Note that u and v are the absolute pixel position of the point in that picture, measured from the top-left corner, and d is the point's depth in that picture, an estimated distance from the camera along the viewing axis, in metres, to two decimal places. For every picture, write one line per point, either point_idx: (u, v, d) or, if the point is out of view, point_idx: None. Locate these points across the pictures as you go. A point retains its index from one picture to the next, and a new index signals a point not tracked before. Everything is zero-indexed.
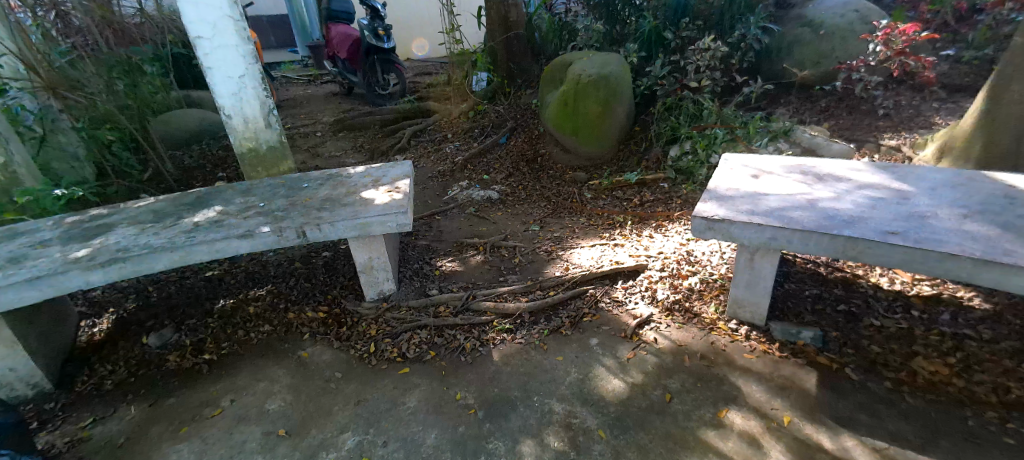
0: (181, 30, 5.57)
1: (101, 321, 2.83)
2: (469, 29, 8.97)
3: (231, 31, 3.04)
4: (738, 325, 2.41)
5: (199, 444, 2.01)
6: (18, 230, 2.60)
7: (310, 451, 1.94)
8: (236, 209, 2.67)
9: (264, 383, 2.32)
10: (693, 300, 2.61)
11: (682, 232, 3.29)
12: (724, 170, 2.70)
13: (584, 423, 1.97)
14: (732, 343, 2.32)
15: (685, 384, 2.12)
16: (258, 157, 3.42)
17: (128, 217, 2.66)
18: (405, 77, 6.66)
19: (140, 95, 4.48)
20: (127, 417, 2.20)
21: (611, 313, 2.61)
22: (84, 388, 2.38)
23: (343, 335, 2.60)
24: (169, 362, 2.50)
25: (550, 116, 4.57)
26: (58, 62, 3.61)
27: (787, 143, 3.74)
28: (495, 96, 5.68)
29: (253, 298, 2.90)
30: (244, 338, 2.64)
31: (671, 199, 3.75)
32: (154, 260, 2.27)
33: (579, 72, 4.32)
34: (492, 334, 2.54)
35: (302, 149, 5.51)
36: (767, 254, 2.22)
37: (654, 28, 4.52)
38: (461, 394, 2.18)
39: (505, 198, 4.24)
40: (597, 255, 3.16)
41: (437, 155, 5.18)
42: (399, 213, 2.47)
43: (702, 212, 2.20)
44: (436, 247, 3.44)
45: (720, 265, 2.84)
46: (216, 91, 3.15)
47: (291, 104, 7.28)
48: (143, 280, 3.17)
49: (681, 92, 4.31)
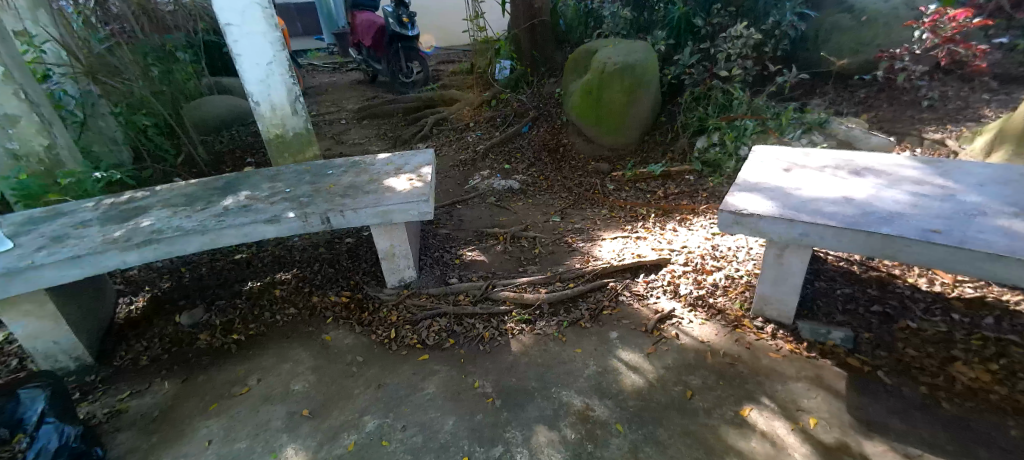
0: (213, 18, 5.69)
1: (138, 298, 2.94)
2: (493, 17, 8.89)
3: (260, 19, 3.07)
4: (764, 322, 2.35)
5: (227, 421, 2.08)
6: (61, 210, 2.71)
7: (333, 432, 1.98)
8: (264, 194, 2.72)
9: (288, 365, 2.38)
10: (717, 297, 2.56)
11: (707, 226, 3.22)
12: (753, 162, 2.62)
13: (602, 417, 1.95)
14: (758, 341, 2.26)
15: (707, 381, 2.07)
16: (285, 143, 3.48)
17: (162, 200, 2.74)
18: (428, 66, 6.64)
19: (175, 81, 4.62)
20: (161, 391, 2.29)
21: (631, 307, 2.58)
22: (122, 362, 2.49)
23: (365, 320, 2.63)
24: (200, 341, 2.59)
25: (574, 105, 4.51)
26: (97, 48, 3.73)
27: (821, 135, 3.61)
28: (519, 85, 5.60)
29: (279, 281, 2.97)
30: (270, 320, 2.71)
31: (697, 192, 3.66)
32: (185, 243, 2.34)
33: (603, 60, 4.23)
34: (511, 324, 2.53)
35: (327, 136, 5.58)
36: (798, 250, 2.14)
37: (683, 15, 4.34)
38: (479, 382, 2.19)
39: (526, 188, 4.20)
40: (619, 248, 3.12)
41: (459, 144, 5.18)
42: (421, 201, 2.49)
43: (730, 205, 2.13)
44: (457, 235, 3.45)
45: (746, 261, 2.77)
46: (244, 78, 3.20)
47: (317, 91, 7.39)
48: (176, 261, 3.28)
49: (710, 82, 4.15)
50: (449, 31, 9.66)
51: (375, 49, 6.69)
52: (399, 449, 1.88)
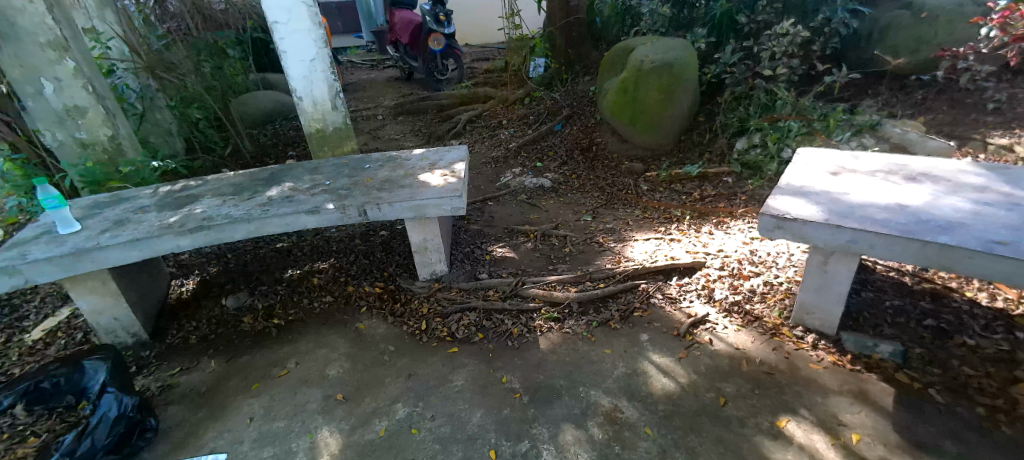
0: (261, 16, 5.90)
1: (188, 281, 3.11)
2: (529, 15, 8.89)
3: (304, 17, 3.16)
4: (804, 332, 2.26)
5: (267, 401, 2.17)
6: (122, 196, 2.89)
7: (365, 417, 2.04)
8: (305, 186, 2.81)
9: (324, 350, 2.46)
10: (754, 303, 2.48)
11: (745, 230, 3.12)
12: (798, 165, 2.52)
13: (630, 419, 1.93)
14: (797, 351, 2.18)
15: (742, 389, 2.02)
16: (325, 137, 3.58)
17: (212, 189, 2.88)
18: (462, 63, 6.69)
19: (225, 78, 4.87)
20: (207, 369, 2.41)
21: (663, 310, 2.54)
22: (172, 340, 2.63)
23: (397, 311, 2.69)
24: (243, 323, 2.71)
25: (608, 104, 4.44)
26: (156, 45, 3.96)
27: (873, 138, 3.44)
28: (552, 83, 5.61)
29: (316, 270, 3.07)
30: (307, 306, 2.80)
31: (735, 195, 3.55)
32: (232, 230, 2.45)
33: (641, 59, 4.16)
34: (539, 321, 2.53)
35: (364, 131, 5.71)
36: (845, 258, 2.04)
37: (726, 12, 4.21)
38: (507, 377, 2.20)
39: (558, 186, 4.18)
40: (651, 250, 3.07)
41: (491, 141, 5.20)
42: (454, 197, 2.52)
43: (772, 209, 2.06)
44: (488, 231, 3.47)
45: (787, 267, 2.67)
46: (289, 74, 3.32)
47: (355, 87, 7.57)
48: (222, 247, 3.44)
49: (753, 81, 4.01)
50: (485, 29, 9.71)
51: (412, 47, 6.80)
52: (428, 438, 1.92)
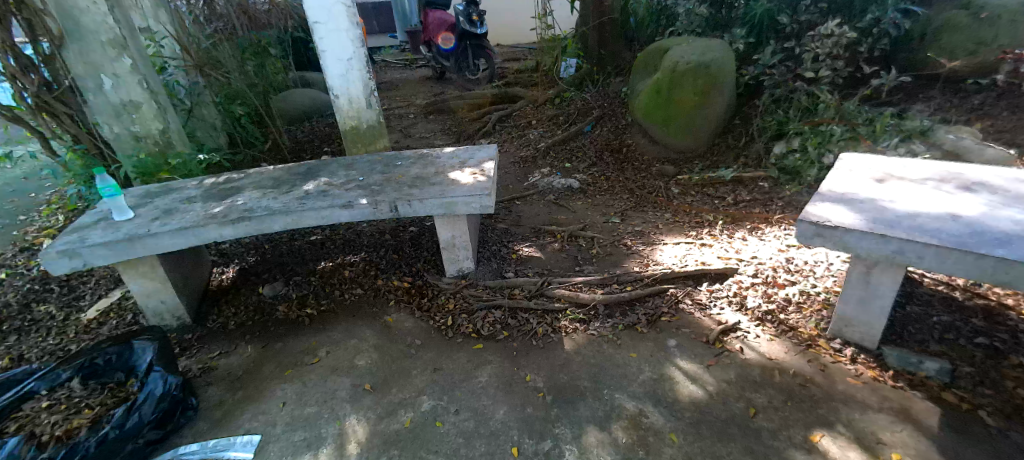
0: (301, 16, 6.12)
1: (228, 269, 3.26)
2: (562, 15, 8.88)
3: (343, 17, 3.26)
4: (843, 345, 2.18)
5: (300, 387, 2.27)
6: (170, 187, 3.06)
7: (392, 408, 2.10)
8: (340, 181, 2.91)
9: (354, 341, 2.54)
10: (789, 313, 2.41)
11: (781, 236, 3.04)
12: (839, 171, 2.43)
13: (655, 424, 1.92)
14: (834, 364, 2.11)
15: (774, 401, 1.97)
16: (359, 134, 3.69)
17: (253, 182, 3.01)
18: (494, 64, 6.81)
19: (266, 76, 5.06)
20: (245, 354, 2.53)
21: (692, 316, 2.50)
22: (214, 325, 2.78)
23: (423, 306, 2.75)
24: (279, 311, 2.83)
25: (640, 105, 4.39)
26: (204, 44, 4.17)
27: (923, 144, 3.28)
28: (583, 84, 5.56)
29: (348, 263, 3.17)
30: (339, 298, 2.90)
31: (771, 201, 3.45)
32: (271, 222, 2.56)
33: (676, 59, 4.09)
34: (564, 322, 2.54)
35: (395, 129, 5.82)
36: (889, 269, 1.95)
37: (766, 12, 4.09)
38: (531, 376, 2.21)
39: (586, 187, 4.16)
40: (681, 254, 3.03)
41: (521, 141, 5.21)
42: (483, 195, 2.56)
43: (811, 215, 2.00)
44: (515, 230, 3.49)
45: (825, 277, 2.58)
46: (328, 73, 3.43)
47: (388, 86, 7.73)
48: (261, 238, 3.59)
49: (793, 83, 3.88)
50: (518, 29, 9.74)
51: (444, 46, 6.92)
52: (452, 431, 1.96)
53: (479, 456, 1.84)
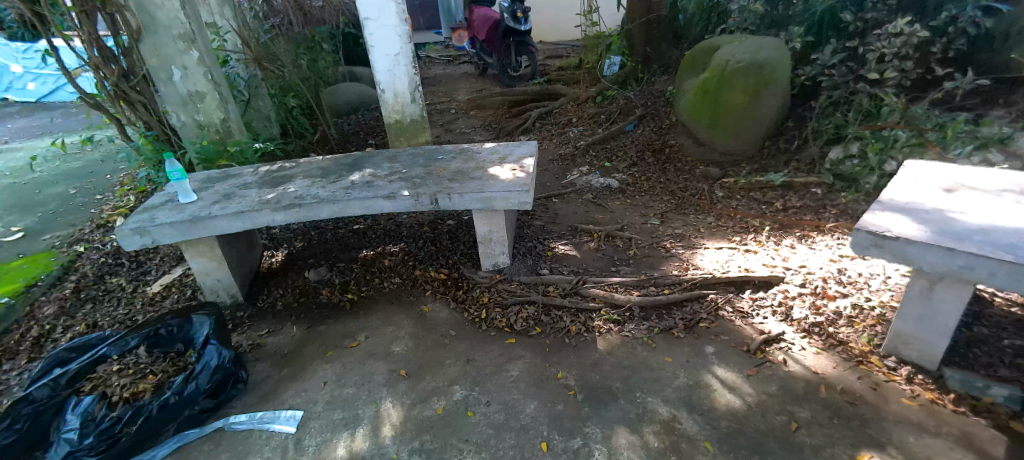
0: (352, 12, 6.31)
1: (278, 253, 3.44)
2: (607, 11, 8.75)
3: (393, 14, 3.35)
4: (898, 363, 2.06)
5: (340, 368, 2.38)
6: (229, 173, 3.25)
7: (427, 395, 2.17)
8: (384, 173, 3.00)
9: (392, 328, 2.63)
10: (839, 327, 2.30)
11: (833, 246, 2.89)
12: (903, 179, 2.28)
13: (688, 431, 1.89)
14: (888, 383, 2.00)
15: (818, 416, 1.89)
16: (402, 128, 3.78)
17: (303, 171, 3.16)
18: (536, 60, 6.76)
19: (318, 70, 5.28)
20: (291, 334, 2.68)
21: (733, 323, 2.43)
22: (264, 304, 2.95)
23: (459, 298, 2.81)
24: (322, 295, 2.96)
25: (686, 105, 4.27)
26: (263, 39, 4.40)
27: (1001, 153, 3.02)
28: (626, 82, 5.48)
29: (388, 252, 3.27)
30: (379, 285, 3.01)
31: (824, 208, 3.28)
32: (318, 209, 2.68)
33: (727, 58, 3.95)
34: (598, 322, 2.53)
35: (437, 124, 5.92)
36: (954, 285, 1.82)
37: (829, 9, 3.87)
38: (562, 373, 2.23)
39: (625, 187, 4.10)
40: (723, 259, 2.94)
41: (560, 138, 5.18)
42: (521, 191, 2.58)
43: (869, 225, 1.89)
44: (551, 228, 3.49)
45: (880, 291, 2.44)
46: (375, 67, 3.53)
47: (431, 82, 7.86)
48: (308, 225, 3.76)
49: (854, 84, 3.66)
50: (561, 26, 9.65)
51: (487, 44, 6.95)
52: (483, 421, 2.00)
53: (509, 448, 1.88)
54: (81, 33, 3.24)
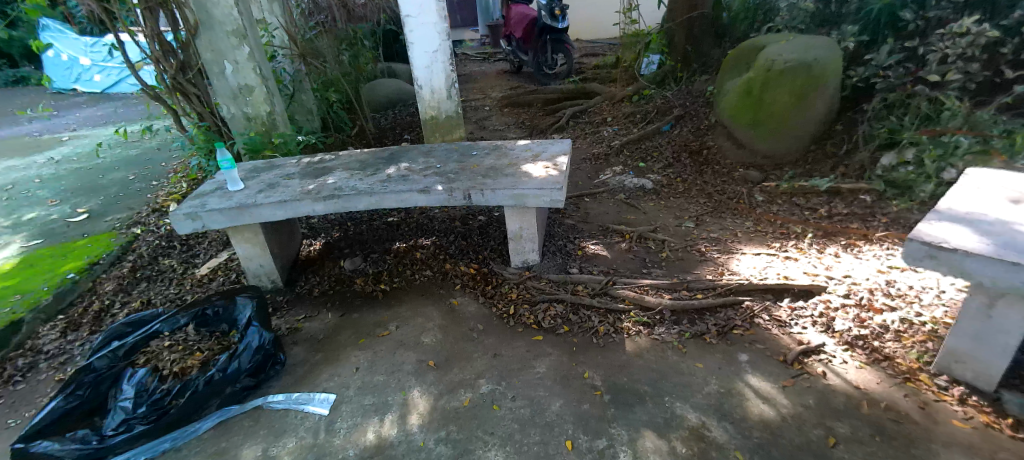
0: (392, 9, 6.44)
1: (316, 242, 3.57)
2: (648, 9, 8.58)
3: (433, 11, 3.39)
4: (950, 383, 1.95)
5: (372, 355, 2.45)
6: (274, 164, 3.40)
7: (454, 386, 2.21)
8: (419, 167, 3.06)
9: (422, 319, 2.69)
10: (885, 341, 2.19)
11: (881, 257, 2.75)
12: (963, 189, 2.14)
13: (718, 439, 1.85)
14: (938, 403, 1.89)
15: (858, 433, 1.81)
16: (438, 124, 3.84)
17: (342, 163, 3.26)
18: (572, 58, 6.78)
19: (359, 66, 5.43)
20: (326, 320, 2.78)
21: (769, 332, 2.35)
22: (302, 290, 3.07)
23: (488, 293, 2.84)
24: (356, 284, 3.06)
25: (728, 106, 4.15)
26: (308, 35, 4.56)
27: None
28: (665, 81, 5.37)
29: (421, 245, 3.34)
30: (410, 277, 3.07)
31: (873, 216, 3.12)
32: (355, 201, 2.77)
33: (772, 58, 3.81)
34: (627, 323, 2.50)
35: (471, 121, 5.97)
36: (1018, 303, 1.70)
37: (886, 6, 3.66)
38: (589, 373, 2.22)
39: (660, 189, 4.02)
40: (761, 266, 2.85)
41: (594, 137, 5.13)
42: (554, 189, 2.58)
43: (924, 235, 1.78)
44: (582, 227, 3.47)
45: (933, 306, 2.31)
46: (414, 64, 3.60)
47: (466, 79, 7.92)
48: (344, 216, 3.88)
49: (912, 87, 3.45)
50: (599, 23, 9.53)
51: (523, 41, 6.95)
52: (508, 415, 2.03)
53: (533, 444, 1.89)
54: (145, 29, 3.45)
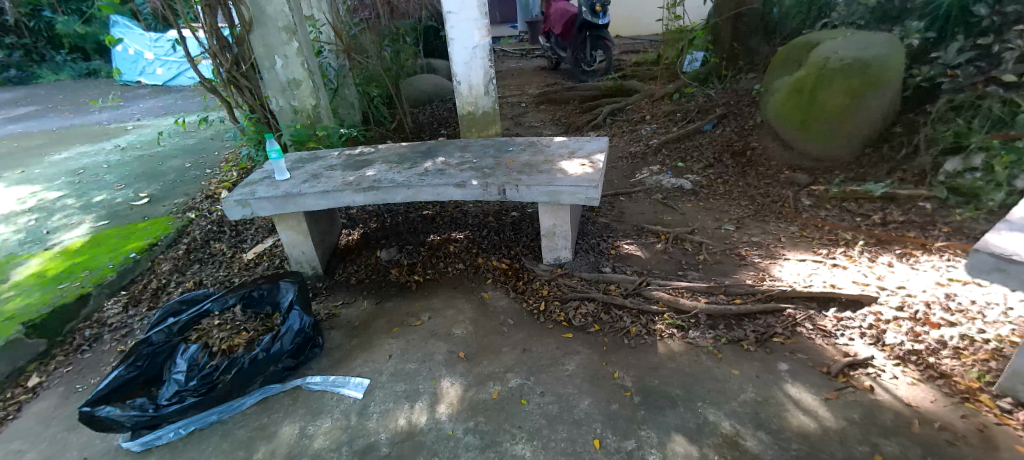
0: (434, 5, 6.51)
1: (354, 232, 3.68)
2: (692, 4, 8.32)
3: (474, 6, 3.41)
4: (1014, 406, 1.81)
5: (404, 344, 2.52)
6: (317, 155, 3.52)
7: (483, 378, 2.24)
8: (455, 162, 3.10)
9: (453, 311, 2.74)
10: (942, 358, 2.05)
11: (940, 268, 2.57)
12: None
13: (752, 448, 1.79)
14: (999, 426, 1.76)
15: (908, 452, 1.71)
16: (474, 119, 3.88)
17: (382, 156, 3.34)
18: (611, 54, 6.62)
19: (400, 61, 5.54)
20: (361, 307, 2.87)
21: (813, 341, 2.25)
22: (341, 278, 3.18)
23: (519, 288, 2.85)
24: (392, 274, 3.14)
25: (775, 105, 3.98)
26: (353, 31, 4.68)
27: None
28: (709, 78, 5.22)
29: (454, 239, 3.39)
30: (443, 269, 3.13)
31: (933, 224, 2.92)
32: (393, 193, 2.83)
33: (827, 55, 3.64)
34: (660, 325, 2.46)
35: (507, 117, 5.98)
36: None
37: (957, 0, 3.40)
38: (619, 373, 2.20)
39: (699, 189, 3.90)
40: (805, 273, 2.72)
41: (631, 135, 5.03)
42: (590, 187, 2.55)
43: (991, 245, 1.51)
44: (616, 226, 3.42)
45: (997, 323, 2.15)
46: (453, 60, 3.63)
47: (504, 75, 7.93)
48: (382, 208, 3.98)
49: (984, 86, 3.19)
50: (641, 19, 9.32)
51: (563, 37, 6.86)
52: (536, 410, 2.04)
53: (561, 441, 1.89)
54: (205, 25, 3.63)
